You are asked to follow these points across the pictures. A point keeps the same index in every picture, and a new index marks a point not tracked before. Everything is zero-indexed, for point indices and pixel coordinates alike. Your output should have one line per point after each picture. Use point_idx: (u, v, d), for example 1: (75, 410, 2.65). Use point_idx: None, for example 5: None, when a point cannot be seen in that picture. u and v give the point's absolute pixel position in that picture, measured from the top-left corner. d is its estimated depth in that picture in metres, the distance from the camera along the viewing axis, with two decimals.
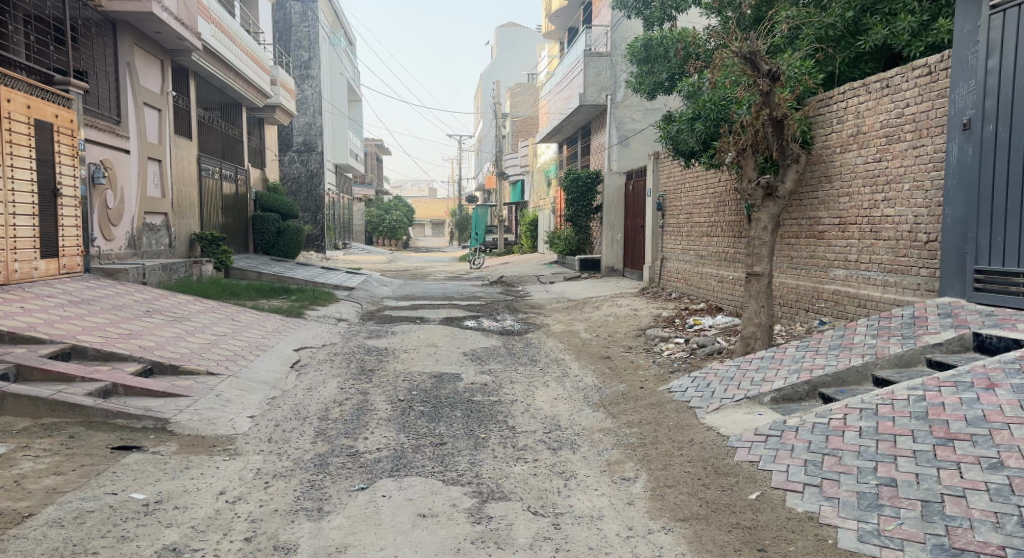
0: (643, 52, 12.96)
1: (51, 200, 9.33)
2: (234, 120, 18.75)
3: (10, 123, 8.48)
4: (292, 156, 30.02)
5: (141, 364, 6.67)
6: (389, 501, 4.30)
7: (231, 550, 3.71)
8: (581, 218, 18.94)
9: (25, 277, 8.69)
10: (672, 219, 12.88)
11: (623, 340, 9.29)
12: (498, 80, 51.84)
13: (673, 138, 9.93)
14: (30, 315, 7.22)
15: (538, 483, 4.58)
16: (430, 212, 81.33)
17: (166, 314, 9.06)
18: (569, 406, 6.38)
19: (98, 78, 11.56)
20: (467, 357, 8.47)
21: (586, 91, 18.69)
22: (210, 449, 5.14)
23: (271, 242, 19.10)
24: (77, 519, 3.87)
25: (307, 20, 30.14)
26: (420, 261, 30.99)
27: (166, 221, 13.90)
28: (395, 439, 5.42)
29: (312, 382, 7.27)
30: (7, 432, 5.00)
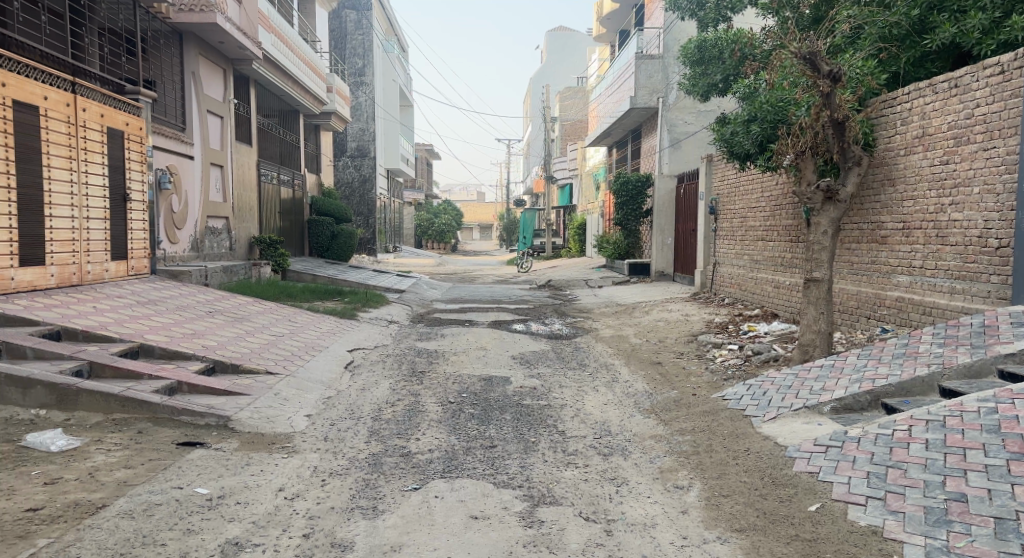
0: (698, 53, 12.83)
1: (121, 204, 9.73)
2: (291, 127, 19.24)
3: (85, 131, 8.89)
4: (346, 161, 30.93)
5: (204, 363, 6.89)
6: (442, 501, 4.35)
7: (290, 546, 3.81)
8: (630, 222, 18.81)
9: (97, 278, 9.08)
10: (726, 222, 12.67)
11: (674, 346, 9.18)
12: (548, 84, 51.96)
13: (727, 141, 9.80)
14: (102, 315, 7.55)
15: (589, 488, 4.57)
16: (476, 215, 83.05)
17: (226, 315, 9.36)
18: (620, 412, 6.33)
19: (165, 87, 12.02)
20: (516, 361, 8.49)
21: (638, 94, 18.55)
22: (269, 446, 5.28)
23: (324, 245, 19.49)
24: (146, 512, 4.02)
25: (362, 28, 30.70)
26: (473, 262, 33.69)
27: (227, 225, 14.35)
28: (446, 441, 5.48)
29: (365, 382, 7.42)
30: (81, 427, 5.23)
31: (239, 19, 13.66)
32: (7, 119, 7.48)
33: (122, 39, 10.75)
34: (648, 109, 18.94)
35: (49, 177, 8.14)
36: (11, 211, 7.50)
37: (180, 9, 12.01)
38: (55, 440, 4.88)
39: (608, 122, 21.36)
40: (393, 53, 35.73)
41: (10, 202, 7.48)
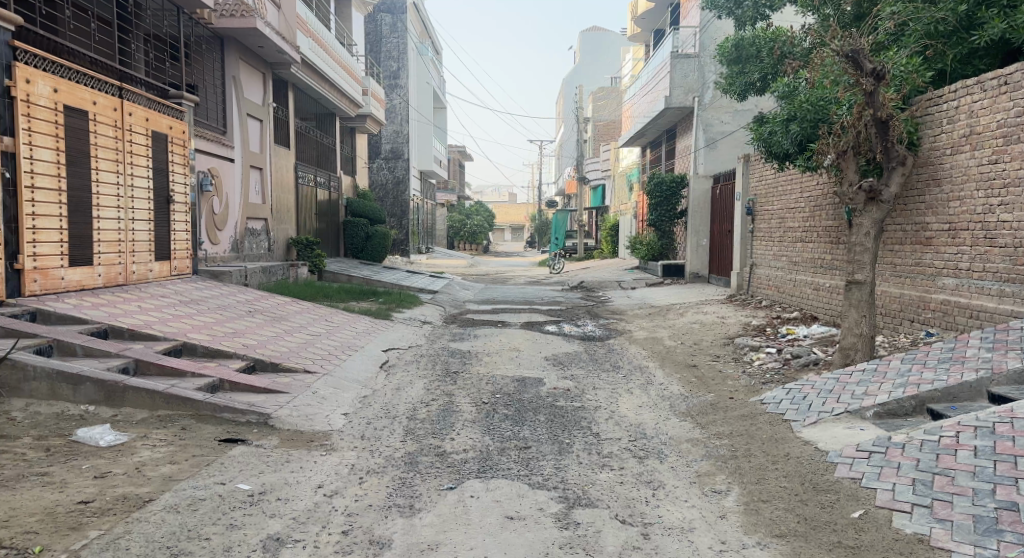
0: (734, 52, 12.67)
1: (165, 206, 9.98)
2: (328, 129, 19.50)
3: (131, 135, 9.13)
4: (381, 163, 31.23)
5: (244, 362, 7.03)
6: (477, 501, 4.37)
7: (329, 542, 3.86)
8: (664, 223, 18.68)
9: (141, 278, 9.32)
10: (763, 223, 12.49)
11: (709, 349, 9.08)
12: (582, 85, 51.85)
13: (766, 141, 9.65)
14: (147, 314, 7.74)
15: (625, 491, 4.55)
16: (507, 217, 83.15)
17: (266, 314, 9.53)
18: (655, 415, 6.29)
19: (208, 92, 12.29)
20: (550, 362, 8.47)
21: (674, 93, 18.39)
22: (308, 444, 5.37)
23: (359, 246, 19.70)
24: (191, 506, 4.11)
25: (397, 31, 30.99)
26: (506, 262, 35.15)
27: (266, 226, 14.62)
28: (480, 441, 5.49)
29: (400, 382, 7.47)
30: (128, 423, 5.38)
31: (278, 24, 13.91)
32: (59, 124, 7.72)
33: (166, 45, 11.01)
34: (683, 109, 18.76)
35: (97, 180, 8.37)
36: (62, 213, 7.72)
37: (222, 14, 12.28)
38: (103, 435, 5.03)
39: (642, 122, 21.20)
40: (427, 55, 36.00)
41: (60, 204, 7.71)
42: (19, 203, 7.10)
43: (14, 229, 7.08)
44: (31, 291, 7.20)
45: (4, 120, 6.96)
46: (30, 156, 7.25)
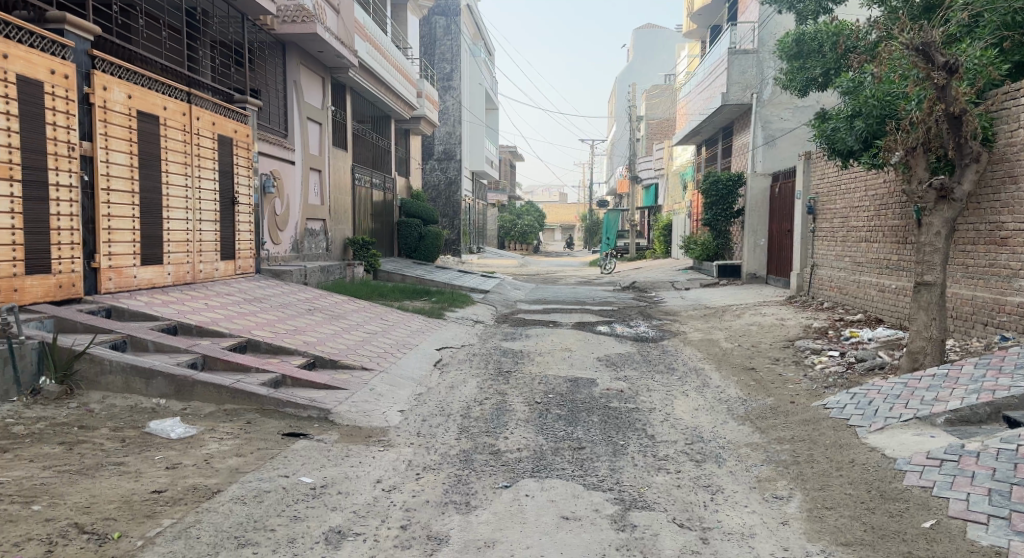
0: (795, 48, 12.34)
1: (230, 207, 10.30)
2: (383, 131, 19.81)
3: (198, 139, 9.46)
4: (434, 164, 31.53)
5: (305, 358, 7.21)
6: (533, 501, 4.38)
7: (389, 537, 3.93)
8: (720, 223, 18.37)
9: (208, 277, 9.65)
10: (824, 222, 12.16)
11: (768, 352, 8.86)
12: (635, 83, 51.40)
13: (829, 138, 9.37)
14: (213, 311, 8.02)
15: (683, 495, 4.48)
16: (558, 217, 82.97)
17: (324, 312, 9.74)
18: (712, 418, 6.19)
19: (270, 96, 12.63)
20: (602, 363, 8.42)
21: (730, 90, 18.01)
22: (366, 439, 5.47)
23: (413, 246, 19.93)
24: (257, 498, 4.24)
25: (451, 33, 31.26)
26: (557, 262, 34.97)
27: (324, 226, 14.94)
28: (534, 441, 5.50)
29: (453, 381, 7.54)
30: (196, 416, 5.58)
31: (337, 29, 14.20)
32: (133, 129, 8.05)
33: (231, 51, 11.35)
34: (741, 106, 18.22)
35: (167, 182, 8.71)
36: (135, 214, 8.05)
37: (283, 20, 12.56)
38: (174, 427, 5.23)
39: (697, 120, 20.90)
40: (479, 57, 36.15)
41: (133, 205, 8.03)
42: (96, 204, 7.43)
43: (91, 229, 7.40)
44: (106, 289, 7.53)
45: (82, 126, 7.30)
46: (106, 159, 7.58)
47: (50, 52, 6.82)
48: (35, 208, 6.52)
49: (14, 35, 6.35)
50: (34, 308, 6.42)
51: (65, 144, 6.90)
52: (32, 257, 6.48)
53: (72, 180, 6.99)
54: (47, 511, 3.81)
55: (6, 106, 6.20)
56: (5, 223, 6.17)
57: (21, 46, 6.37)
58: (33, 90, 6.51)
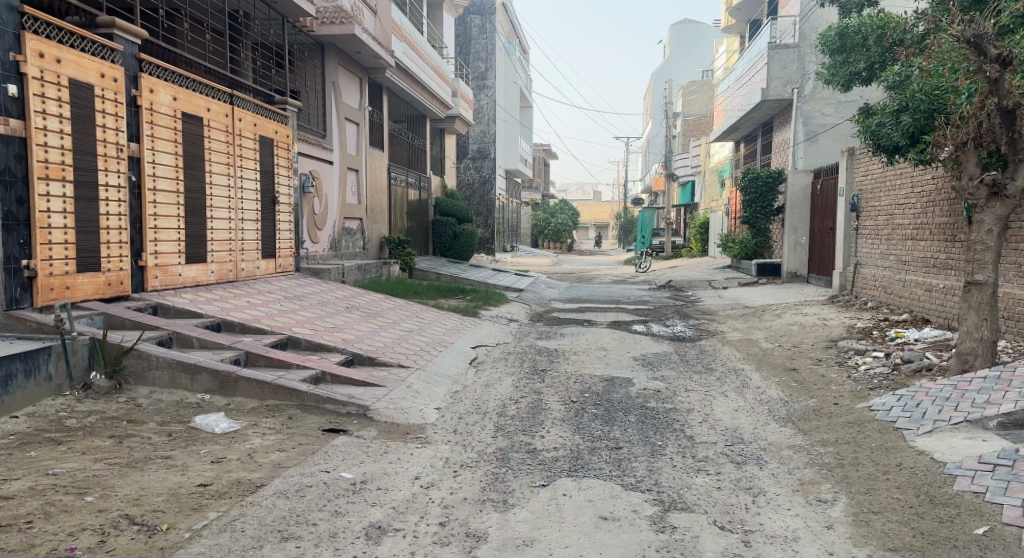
0: (838, 41, 12.06)
1: (271, 207, 10.48)
2: (419, 131, 19.94)
3: (241, 139, 9.64)
4: (468, 163, 31.60)
5: (343, 355, 7.30)
6: (571, 500, 4.36)
7: (428, 533, 3.95)
8: (759, 221, 18.08)
9: (249, 275, 9.84)
10: (868, 220, 11.89)
11: (811, 352, 8.68)
12: (671, 80, 50.89)
13: (874, 133, 9.13)
14: (254, 309, 8.17)
15: (723, 497, 4.43)
16: (592, 215, 82.64)
17: (361, 310, 9.86)
18: (753, 419, 6.09)
19: (309, 97, 12.81)
20: (638, 362, 8.36)
21: (770, 85, 17.68)
22: (404, 436, 5.51)
23: (448, 245, 20.03)
24: (299, 493, 4.31)
25: (486, 32, 31.32)
26: (586, 262, 33.16)
27: (361, 226, 15.10)
28: (570, 440, 5.49)
29: (489, 379, 7.56)
30: (240, 411, 5.70)
31: (374, 29, 14.35)
32: (178, 130, 8.24)
33: (272, 53, 11.55)
34: (780, 101, 17.94)
35: (210, 183, 8.89)
36: (180, 213, 8.23)
37: (322, 22, 12.74)
38: (218, 422, 5.35)
39: (736, 116, 20.60)
40: (513, 55, 36.08)
41: (178, 204, 8.21)
42: (143, 204, 7.62)
43: (138, 228, 7.59)
44: (152, 287, 7.72)
45: (130, 127, 7.50)
46: (153, 160, 7.77)
47: (100, 56, 7.01)
48: (86, 208, 6.71)
49: (66, 39, 6.54)
50: (85, 305, 6.62)
51: (114, 146, 7.09)
52: (83, 256, 6.67)
53: (121, 181, 7.18)
54: (99, 503, 3.92)
55: (60, 108, 6.39)
56: (58, 222, 6.36)
57: (73, 51, 6.56)
58: (84, 93, 6.70)
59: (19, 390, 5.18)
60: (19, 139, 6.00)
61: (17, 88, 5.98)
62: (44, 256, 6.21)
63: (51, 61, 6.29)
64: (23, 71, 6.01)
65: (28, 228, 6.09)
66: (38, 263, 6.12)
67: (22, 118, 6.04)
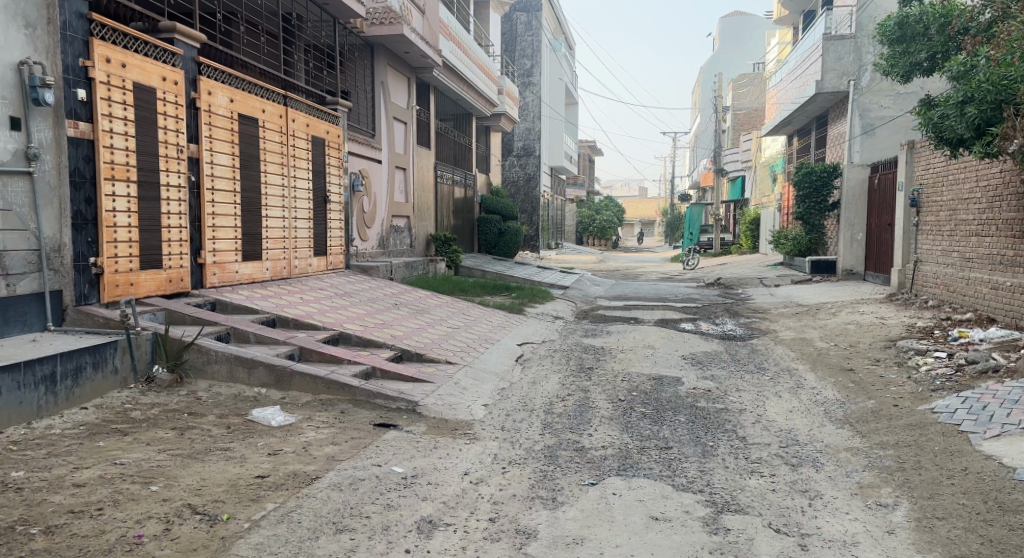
0: (898, 31, 11.63)
1: (322, 206, 10.68)
2: (466, 129, 20.04)
3: (294, 140, 9.84)
4: (513, 160, 31.65)
5: (392, 351, 7.39)
6: (620, 500, 4.33)
7: (478, 529, 3.98)
8: (812, 217, 17.65)
9: (302, 272, 10.05)
10: (929, 215, 11.51)
11: (868, 352, 8.43)
12: (720, 73, 50.12)
13: (936, 126, 8.82)
14: (307, 305, 8.33)
15: (778, 499, 4.34)
16: (638, 212, 81.90)
17: (409, 307, 9.97)
18: (808, 420, 5.95)
19: (359, 97, 13.01)
20: (687, 361, 8.25)
21: (825, 77, 17.22)
22: (453, 432, 5.56)
23: (493, 243, 20.12)
24: (352, 486, 4.38)
25: (532, 29, 31.30)
26: (631, 262, 29.96)
27: (409, 224, 15.26)
28: (619, 439, 5.45)
29: (536, 376, 7.55)
30: (294, 405, 5.82)
31: (422, 29, 14.49)
32: (235, 131, 8.47)
33: (324, 54, 11.76)
34: (836, 94, 17.47)
35: (265, 183, 9.11)
36: (236, 212, 8.46)
37: (372, 23, 12.93)
38: (275, 416, 5.48)
39: (789, 109, 20.14)
40: (558, 51, 35.92)
41: (235, 204, 8.44)
42: (202, 204, 7.86)
43: (197, 227, 7.83)
44: (210, 284, 7.96)
45: (190, 129, 7.73)
46: (211, 161, 8.00)
47: (162, 60, 7.25)
48: (149, 208, 6.94)
49: (130, 45, 6.78)
50: (148, 301, 6.85)
51: (175, 147, 7.32)
52: (145, 255, 6.91)
53: (181, 181, 7.41)
54: (163, 492, 4.06)
55: (125, 112, 6.63)
56: (123, 221, 6.60)
57: (137, 55, 6.79)
58: (147, 96, 6.94)
59: (88, 383, 5.41)
60: (88, 141, 6.24)
61: (86, 92, 6.22)
62: (110, 254, 6.45)
63: (117, 66, 6.53)
64: (91, 76, 6.25)
65: (96, 227, 6.34)
66: (104, 261, 6.36)
67: (90, 120, 6.27)
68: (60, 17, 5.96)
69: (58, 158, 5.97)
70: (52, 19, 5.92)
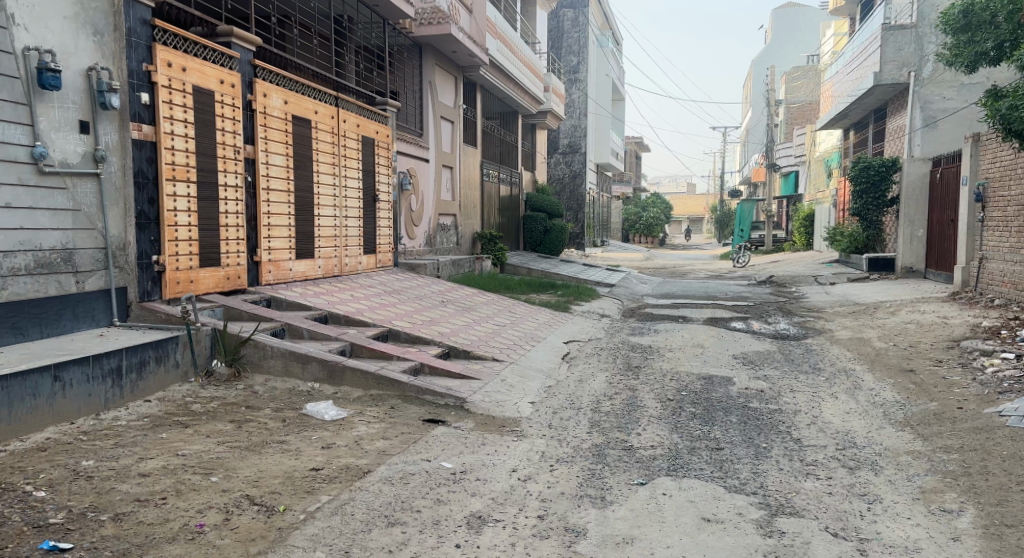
0: (962, 20, 11.21)
1: (372, 204, 10.84)
2: (512, 127, 20.06)
3: (345, 140, 10.01)
4: (558, 157, 31.55)
5: (440, 348, 7.46)
6: (671, 500, 4.28)
7: (527, 525, 3.99)
8: (869, 213, 17.14)
9: (352, 270, 10.22)
10: (995, 211, 11.07)
11: (931, 353, 8.15)
12: (774, 67, 49.08)
13: (1003, 118, 8.46)
14: (357, 302, 8.47)
15: (836, 503, 4.23)
16: (687, 208, 80.75)
17: (456, 305, 10.04)
18: (866, 422, 5.78)
19: (407, 97, 13.15)
20: (739, 361, 8.11)
21: (884, 69, 16.69)
22: (500, 429, 5.58)
23: (539, 240, 20.13)
24: (403, 480, 4.44)
25: (579, 25, 31.13)
26: (676, 262, 27.61)
27: (455, 222, 15.35)
28: (668, 439, 5.39)
29: (583, 374, 7.52)
30: (346, 400, 5.93)
31: (470, 28, 14.55)
32: (289, 132, 8.66)
33: (374, 55, 11.90)
34: (895, 86, 16.92)
35: (318, 182, 9.29)
36: (290, 212, 8.65)
37: (421, 23, 13.04)
38: (328, 410, 5.59)
39: (846, 102, 19.58)
40: (606, 47, 35.69)
41: (289, 203, 8.63)
42: (257, 203, 8.05)
43: (253, 226, 8.03)
44: (265, 281, 8.16)
45: (246, 130, 7.93)
46: (266, 161, 8.19)
47: (220, 63, 7.45)
48: (208, 207, 7.15)
49: (190, 49, 6.98)
50: (207, 297, 7.06)
51: (232, 148, 7.52)
52: (205, 253, 7.12)
53: (238, 181, 7.61)
54: (223, 483, 4.18)
55: (185, 114, 6.83)
56: (183, 221, 6.81)
57: (196, 59, 6.99)
58: (205, 99, 7.14)
59: (151, 376, 5.60)
60: (151, 144, 6.45)
61: (149, 96, 6.43)
62: (172, 252, 6.66)
63: (177, 69, 6.73)
64: (153, 80, 6.46)
65: (158, 226, 6.55)
66: (166, 259, 6.57)
67: (153, 123, 6.48)
68: (125, 23, 6.19)
69: (123, 160, 6.19)
70: (118, 25, 6.16)
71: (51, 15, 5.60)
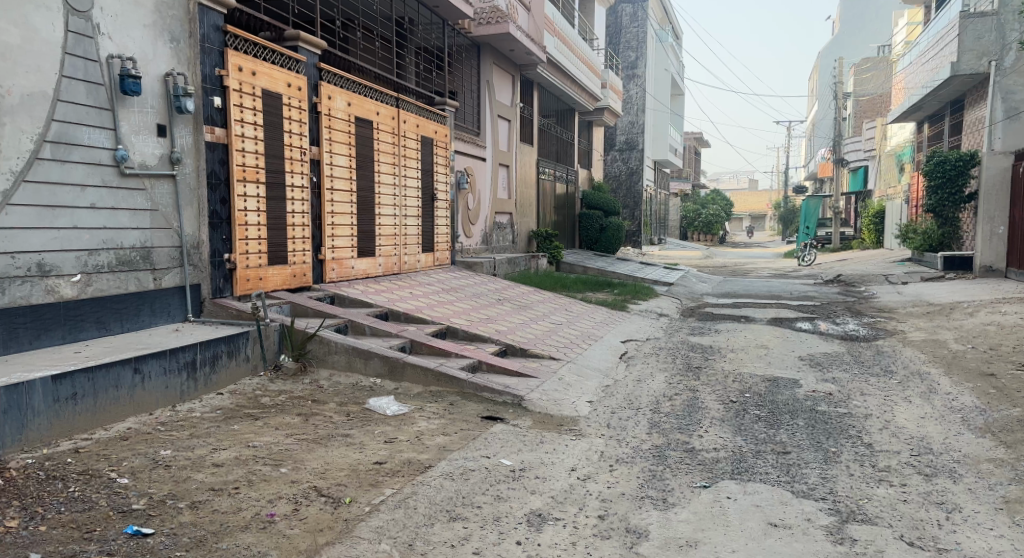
0: None
1: (430, 204, 10.97)
2: (568, 125, 19.98)
3: (405, 140, 10.15)
4: (615, 155, 31.23)
5: (498, 346, 7.50)
6: (736, 504, 4.20)
7: (587, 525, 3.97)
8: (945, 208, 16.42)
9: (411, 268, 10.35)
10: None
11: (1013, 356, 7.76)
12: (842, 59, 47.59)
13: None
14: (417, 300, 8.58)
15: (911, 511, 4.07)
16: (749, 205, 79.05)
17: (513, 303, 10.07)
18: (942, 428, 5.53)
19: (465, 97, 13.25)
20: (805, 363, 7.88)
21: (961, 59, 15.94)
22: (559, 428, 5.57)
23: (595, 238, 20.02)
24: (463, 476, 4.48)
25: (637, 20, 30.76)
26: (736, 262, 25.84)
27: (512, 220, 15.39)
28: (731, 441, 5.28)
29: (641, 374, 7.45)
30: (407, 395, 6.02)
31: (528, 26, 14.56)
32: (352, 133, 8.84)
33: (433, 56, 12.02)
34: (973, 77, 16.13)
35: (379, 182, 9.45)
36: (353, 211, 8.83)
37: (480, 22, 13.11)
38: (389, 405, 5.69)
39: (920, 94, 18.81)
40: (665, 42, 35.14)
41: (352, 202, 8.82)
42: (322, 203, 8.26)
43: (318, 225, 8.23)
44: (329, 278, 8.36)
45: (312, 132, 8.13)
46: (330, 162, 8.38)
47: (287, 67, 7.66)
48: (276, 207, 7.37)
49: (259, 54, 7.19)
50: (275, 294, 7.28)
51: (298, 149, 7.73)
52: (273, 252, 7.33)
53: (304, 181, 7.82)
54: (292, 474, 4.30)
55: (254, 116, 7.05)
56: (253, 220, 7.02)
57: (265, 64, 7.21)
58: (274, 102, 7.36)
59: (223, 370, 5.80)
60: (222, 146, 6.69)
61: (220, 100, 6.66)
62: (242, 250, 6.88)
63: (248, 74, 6.95)
64: (225, 84, 6.69)
65: (229, 225, 6.77)
66: (237, 256, 6.79)
67: (224, 126, 6.71)
68: (200, 30, 6.42)
69: (197, 161, 6.42)
70: (193, 32, 6.39)
71: (132, 23, 5.86)
